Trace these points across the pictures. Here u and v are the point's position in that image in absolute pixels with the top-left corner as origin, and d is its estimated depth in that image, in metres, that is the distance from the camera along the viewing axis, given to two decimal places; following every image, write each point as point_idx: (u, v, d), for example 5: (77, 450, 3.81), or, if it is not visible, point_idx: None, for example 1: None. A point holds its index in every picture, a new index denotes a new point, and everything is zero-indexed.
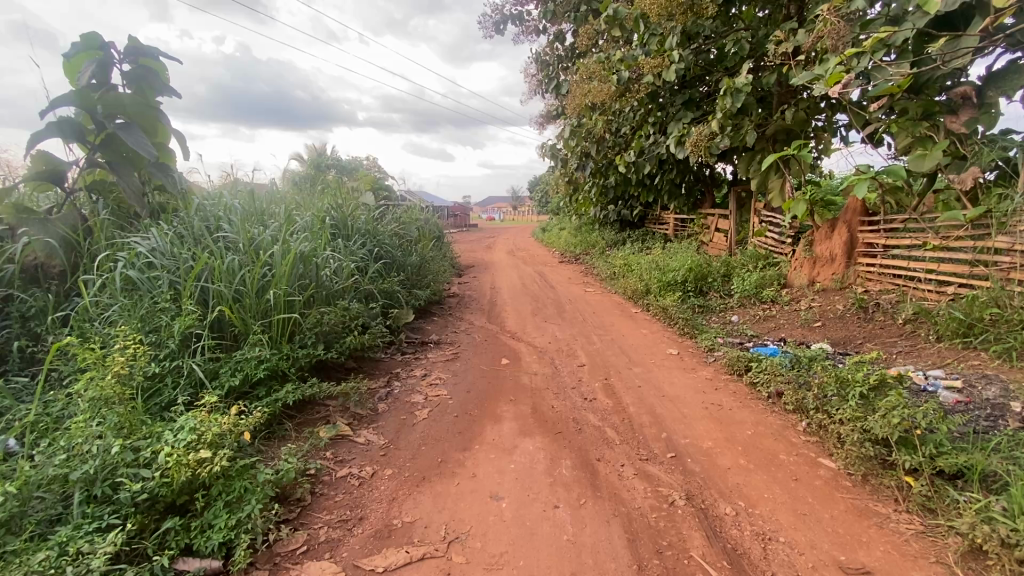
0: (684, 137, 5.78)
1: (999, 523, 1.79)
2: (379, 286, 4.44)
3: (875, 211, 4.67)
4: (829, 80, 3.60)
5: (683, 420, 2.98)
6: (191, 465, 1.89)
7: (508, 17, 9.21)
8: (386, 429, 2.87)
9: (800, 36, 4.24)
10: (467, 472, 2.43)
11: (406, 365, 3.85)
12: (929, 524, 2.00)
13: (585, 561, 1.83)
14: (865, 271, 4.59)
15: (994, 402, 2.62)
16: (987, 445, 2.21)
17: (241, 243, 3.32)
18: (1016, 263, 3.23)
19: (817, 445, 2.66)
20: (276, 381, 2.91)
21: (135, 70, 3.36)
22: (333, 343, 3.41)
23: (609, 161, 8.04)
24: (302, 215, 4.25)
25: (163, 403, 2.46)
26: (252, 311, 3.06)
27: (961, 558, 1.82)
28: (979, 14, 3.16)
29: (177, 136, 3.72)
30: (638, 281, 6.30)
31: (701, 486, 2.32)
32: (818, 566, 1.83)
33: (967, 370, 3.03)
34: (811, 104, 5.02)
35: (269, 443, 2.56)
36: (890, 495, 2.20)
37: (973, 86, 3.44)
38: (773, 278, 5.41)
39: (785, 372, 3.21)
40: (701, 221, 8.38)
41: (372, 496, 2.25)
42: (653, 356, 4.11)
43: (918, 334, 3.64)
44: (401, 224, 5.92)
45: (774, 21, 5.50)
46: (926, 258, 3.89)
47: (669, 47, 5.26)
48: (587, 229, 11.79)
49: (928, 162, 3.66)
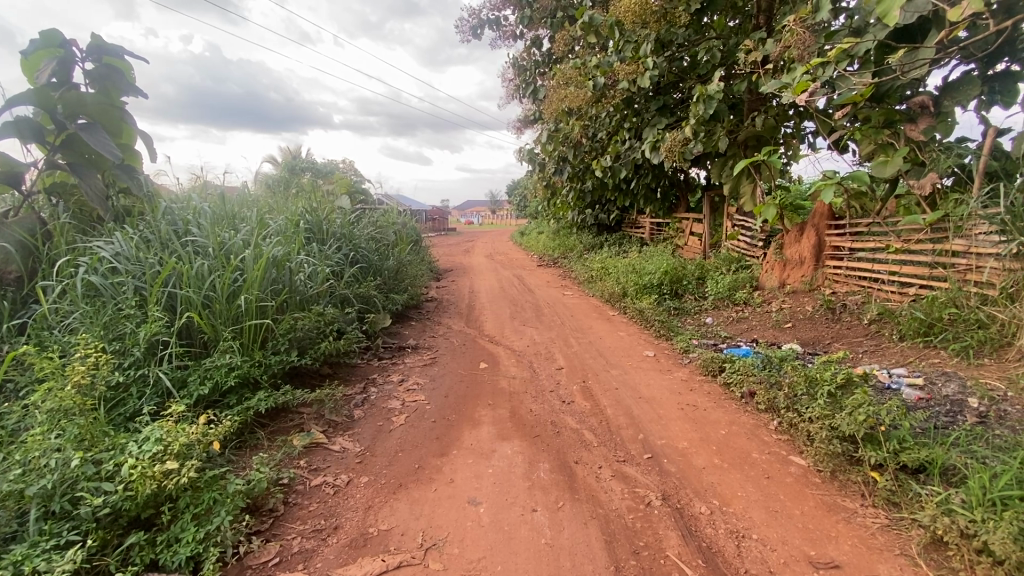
0: (658, 142, 5.89)
1: (959, 515, 1.87)
2: (355, 291, 4.38)
3: (841, 216, 4.83)
4: (797, 89, 3.73)
5: (660, 421, 3.02)
6: (157, 477, 1.84)
7: (485, 22, 9.28)
8: (362, 436, 2.82)
9: (768, 46, 4.38)
10: (446, 477, 2.41)
11: (382, 371, 3.79)
12: (894, 517, 2.07)
13: (563, 564, 1.83)
14: (832, 273, 4.75)
15: (954, 397, 2.73)
16: (947, 440, 2.28)
17: (210, 248, 3.22)
18: (972, 266, 3.36)
19: (788, 443, 2.73)
20: (248, 389, 2.83)
21: (99, 69, 3.24)
22: (307, 348, 3.34)
23: (586, 166, 8.14)
24: (275, 218, 4.18)
25: (127, 414, 2.39)
26: (222, 317, 2.98)
27: (924, 549, 1.89)
28: (934, 28, 3.27)
29: (144, 137, 3.60)
30: (615, 284, 6.38)
31: (677, 486, 2.36)
32: (790, 561, 1.86)
33: (929, 368, 3.14)
34: (780, 111, 5.26)
35: (240, 453, 2.49)
36: (857, 491, 2.28)
37: (930, 95, 3.60)
38: (744, 281, 5.55)
39: (758, 371, 3.29)
40: (675, 226, 8.53)
41: (347, 504, 2.21)
42: (630, 358, 4.17)
43: (882, 334, 3.77)
44: (379, 227, 5.87)
45: (745, 29, 5.65)
46: (889, 260, 4.04)
47: (643, 54, 5.37)
48: (564, 232, 11.94)
49: (890, 168, 3.79)
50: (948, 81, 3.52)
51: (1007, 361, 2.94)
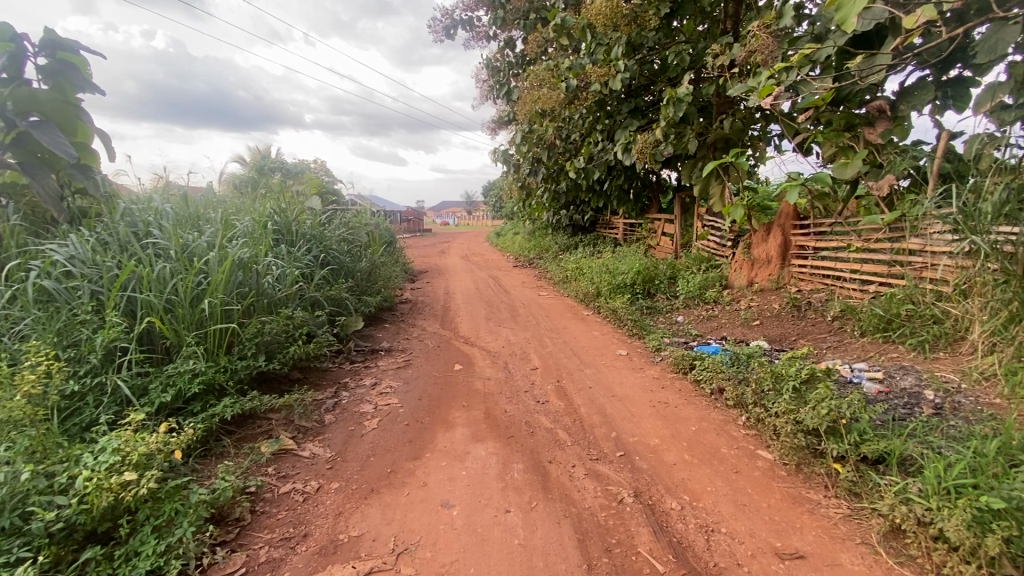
0: (630, 144, 5.98)
1: (916, 503, 1.95)
2: (325, 293, 4.30)
3: (806, 216, 4.99)
4: (762, 92, 3.83)
5: (632, 419, 3.06)
6: (114, 489, 1.76)
7: (458, 22, 9.26)
8: (333, 441, 2.77)
9: (735, 50, 4.50)
10: (418, 481, 2.39)
11: (355, 375, 3.73)
12: (855, 507, 2.14)
13: (536, 564, 1.83)
14: (798, 271, 4.89)
15: (911, 390, 2.84)
16: (904, 432, 2.37)
17: (172, 251, 3.12)
18: (927, 263, 3.51)
19: (756, 438, 2.80)
20: (213, 396, 2.75)
21: (53, 64, 3.09)
22: (275, 353, 3.25)
23: (560, 167, 8.20)
24: (241, 219, 4.07)
25: (83, 424, 2.29)
26: (185, 322, 2.89)
27: (883, 537, 1.97)
28: (891, 35, 3.39)
29: (102, 135, 3.47)
30: (589, 284, 6.44)
31: (649, 483, 2.39)
32: (756, 553, 1.91)
33: (888, 362, 3.27)
34: (747, 114, 5.37)
35: (205, 462, 2.42)
36: (821, 482, 2.35)
37: (887, 100, 3.74)
38: (714, 281, 5.68)
39: (727, 368, 3.36)
40: (648, 226, 8.65)
41: (316, 511, 2.17)
42: (603, 357, 4.20)
43: (845, 330, 3.90)
44: (351, 228, 5.78)
45: (712, 34, 5.78)
46: (851, 259, 4.19)
47: (615, 57, 5.44)
48: (540, 233, 11.99)
49: (850, 170, 3.93)
50: (904, 86, 3.66)
51: (960, 354, 3.07)
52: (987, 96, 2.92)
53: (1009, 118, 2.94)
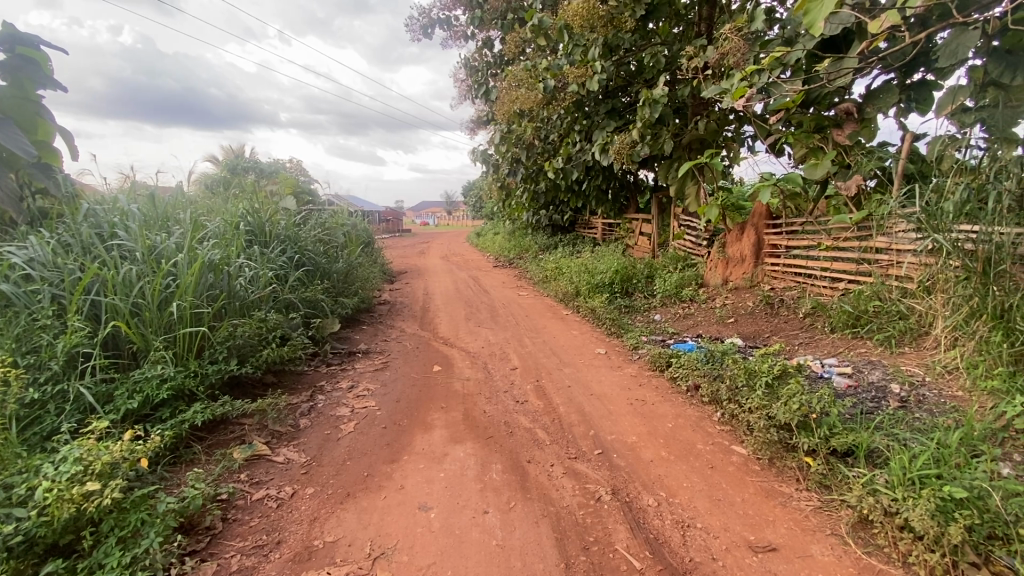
0: (607, 144, 6.03)
1: (883, 494, 2.01)
2: (300, 295, 4.23)
3: (778, 215, 5.10)
4: (735, 94, 3.89)
5: (610, 417, 3.08)
6: (76, 500, 1.70)
7: (435, 21, 9.20)
8: (308, 446, 2.72)
9: (709, 53, 4.58)
10: (396, 484, 2.36)
11: (331, 378, 3.67)
12: (826, 499, 2.20)
13: (514, 565, 1.83)
14: (771, 269, 5.00)
15: (879, 383, 2.93)
16: (872, 424, 2.44)
17: (139, 252, 3.02)
18: (894, 261, 3.62)
19: (730, 433, 2.85)
20: (183, 401, 2.67)
21: (11, 60, 2.96)
22: (248, 356, 3.18)
23: (539, 167, 8.23)
24: (212, 220, 3.98)
25: (44, 433, 2.20)
26: (153, 326, 2.81)
27: (852, 528, 2.02)
28: (858, 39, 3.48)
29: (64, 134, 3.33)
30: (568, 284, 6.46)
31: (626, 480, 2.41)
32: (731, 547, 1.94)
33: (856, 357, 3.37)
34: (721, 116, 5.47)
35: (174, 469, 2.35)
36: (793, 476, 2.40)
37: (854, 103, 3.84)
38: (690, 279, 5.76)
39: (702, 365, 3.41)
40: (626, 226, 8.73)
41: (291, 517, 2.13)
42: (583, 356, 4.22)
43: (816, 326, 4.00)
44: (327, 229, 5.70)
45: (688, 37, 5.86)
46: (821, 257, 4.30)
47: (592, 58, 5.49)
48: (520, 233, 12.00)
49: (820, 171, 4.04)
50: (870, 89, 3.76)
51: (924, 349, 3.17)
52: (948, 99, 3.02)
53: (968, 121, 3.05)
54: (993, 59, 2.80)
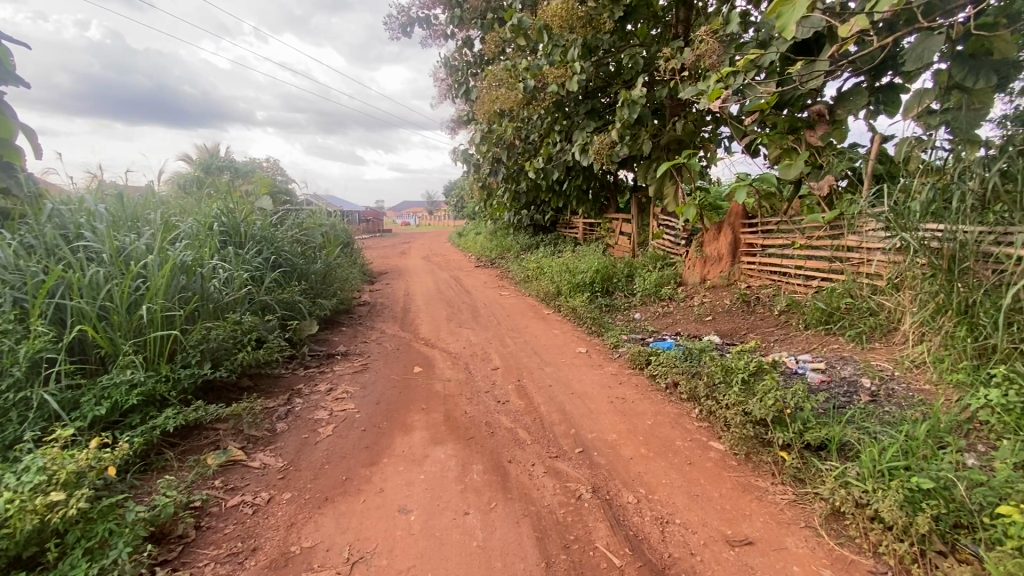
0: (587, 145, 6.07)
1: (854, 486, 2.07)
2: (277, 297, 4.15)
3: (753, 215, 5.20)
4: (712, 96, 3.95)
5: (591, 416, 3.10)
6: (39, 511, 1.64)
7: (415, 20, 9.14)
8: (285, 450, 2.67)
9: (685, 55, 4.64)
10: (375, 487, 2.34)
11: (309, 380, 3.61)
12: (800, 493, 2.25)
13: (494, 565, 1.83)
14: (747, 268, 5.09)
15: (850, 378, 3.01)
16: (844, 418, 2.50)
17: (106, 254, 2.93)
18: (864, 259, 3.72)
19: (708, 429, 2.89)
20: (154, 407, 2.60)
21: None
22: (222, 360, 3.11)
23: (520, 167, 8.23)
24: (184, 220, 3.88)
25: (6, 442, 2.12)
26: (122, 330, 2.72)
27: (826, 520, 2.07)
28: (829, 43, 3.57)
29: (26, 132, 3.20)
30: (550, 283, 6.48)
31: (607, 478, 2.42)
32: (708, 542, 1.97)
33: (829, 353, 3.45)
34: (698, 117, 5.55)
35: (144, 477, 2.28)
36: (768, 470, 2.45)
37: (826, 104, 3.93)
38: (669, 278, 5.83)
39: (681, 362, 3.45)
40: (607, 226, 8.80)
41: (267, 523, 2.09)
42: (564, 356, 4.24)
43: (791, 323, 4.09)
44: (305, 229, 5.61)
45: (665, 38, 5.94)
46: (795, 255, 4.40)
47: (571, 59, 5.52)
48: (502, 233, 11.99)
49: (793, 171, 4.12)
50: (841, 92, 3.84)
51: (893, 344, 3.27)
52: (915, 102, 3.11)
53: (934, 123, 3.15)
54: (957, 63, 2.91)
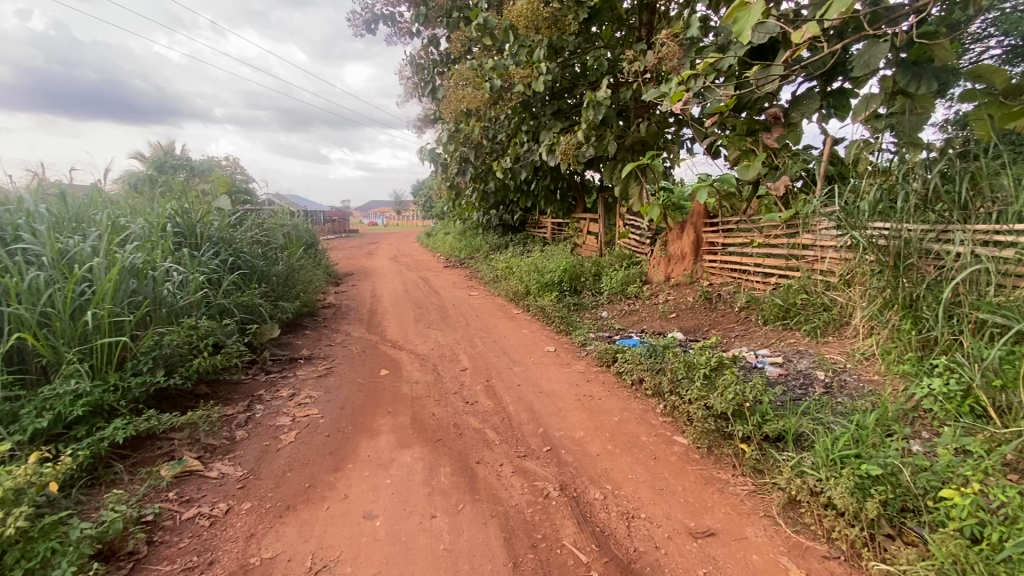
0: (554, 145, 6.11)
1: (808, 475, 2.15)
2: (236, 300, 4.01)
3: (715, 214, 5.34)
4: (674, 98, 4.03)
5: (558, 414, 3.12)
6: None
7: (379, 17, 9.00)
8: (245, 459, 2.58)
9: (648, 57, 4.73)
10: (339, 493, 2.29)
11: (270, 386, 3.50)
12: (759, 483, 2.33)
13: (461, 567, 1.82)
14: (709, 266, 5.23)
15: (806, 371, 3.13)
16: (800, 410, 2.59)
17: (47, 257, 2.76)
18: (818, 256, 3.87)
19: (672, 424, 2.96)
20: (102, 418, 2.47)
21: None
22: (177, 367, 2.98)
23: (487, 167, 8.21)
24: (134, 221, 3.70)
25: None
26: (66, 337, 2.58)
27: (782, 509, 2.15)
28: (784, 48, 3.70)
29: None
30: (518, 283, 6.49)
31: (574, 475, 2.45)
32: (672, 535, 2.02)
33: (786, 347, 3.58)
34: (661, 119, 5.67)
35: (91, 492, 2.17)
36: (729, 462, 2.52)
37: (782, 108, 4.08)
38: (635, 277, 5.93)
39: (646, 359, 3.52)
40: (574, 226, 8.88)
41: (225, 535, 2.01)
42: (532, 355, 4.26)
43: (750, 319, 4.23)
44: (266, 229, 5.45)
45: (629, 41, 6.04)
46: (754, 253, 4.54)
47: (537, 59, 5.55)
48: (470, 233, 11.93)
49: (751, 171, 4.25)
50: (795, 96, 3.99)
51: (845, 337, 3.42)
52: (863, 107, 3.28)
53: (880, 126, 3.32)
54: (901, 70, 3.08)
